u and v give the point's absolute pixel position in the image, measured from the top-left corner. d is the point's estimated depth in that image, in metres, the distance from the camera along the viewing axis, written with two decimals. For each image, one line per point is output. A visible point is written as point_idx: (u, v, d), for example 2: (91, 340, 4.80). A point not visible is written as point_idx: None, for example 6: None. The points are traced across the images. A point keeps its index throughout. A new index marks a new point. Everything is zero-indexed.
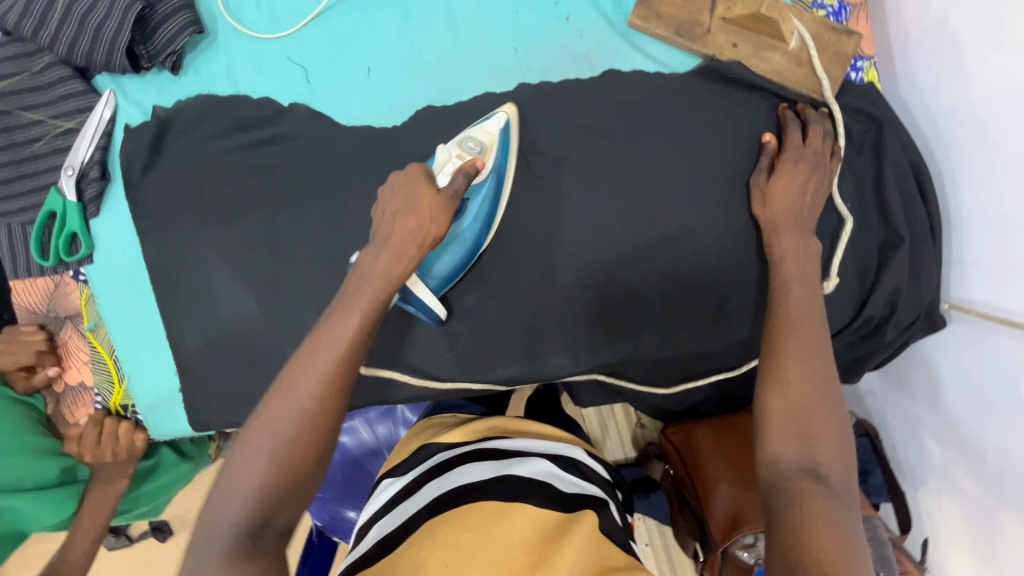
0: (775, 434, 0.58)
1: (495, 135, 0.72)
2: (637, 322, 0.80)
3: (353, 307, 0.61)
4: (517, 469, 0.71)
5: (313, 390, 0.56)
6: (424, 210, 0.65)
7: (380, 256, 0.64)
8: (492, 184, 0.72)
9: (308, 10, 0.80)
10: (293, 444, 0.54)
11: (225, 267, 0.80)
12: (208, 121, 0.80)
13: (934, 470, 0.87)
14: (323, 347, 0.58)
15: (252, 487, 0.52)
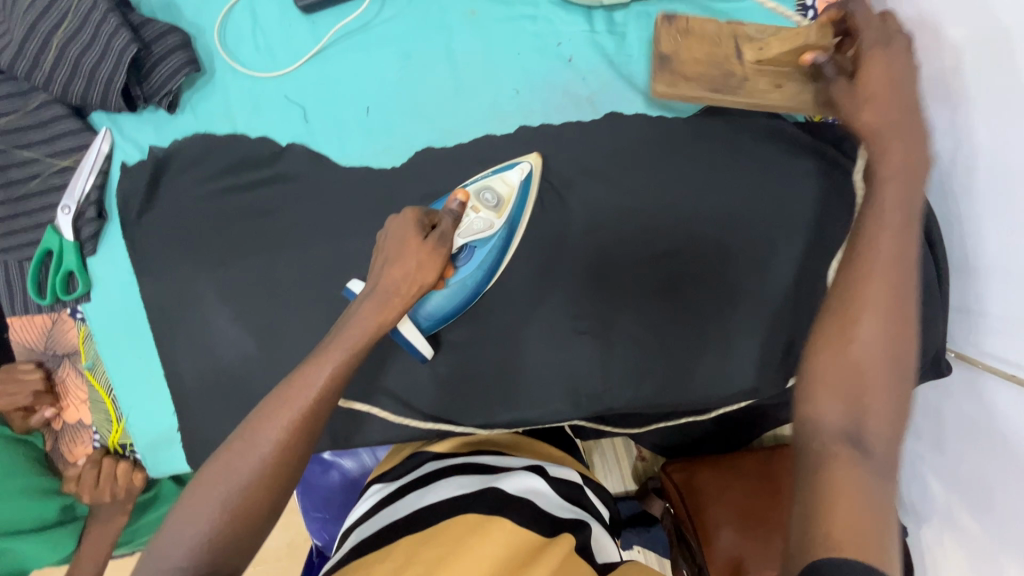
0: (824, 385, 0.47)
1: (514, 187, 0.69)
2: (644, 372, 0.75)
3: (328, 351, 0.56)
4: (502, 485, 0.66)
5: (277, 436, 0.51)
6: (413, 252, 0.59)
7: (366, 303, 0.58)
8: (503, 236, 0.69)
9: (307, 48, 0.77)
10: (245, 494, 0.49)
11: (222, 308, 0.79)
12: (204, 161, 0.78)
13: (936, 508, 0.87)
14: (292, 392, 0.53)
15: (201, 532, 0.47)
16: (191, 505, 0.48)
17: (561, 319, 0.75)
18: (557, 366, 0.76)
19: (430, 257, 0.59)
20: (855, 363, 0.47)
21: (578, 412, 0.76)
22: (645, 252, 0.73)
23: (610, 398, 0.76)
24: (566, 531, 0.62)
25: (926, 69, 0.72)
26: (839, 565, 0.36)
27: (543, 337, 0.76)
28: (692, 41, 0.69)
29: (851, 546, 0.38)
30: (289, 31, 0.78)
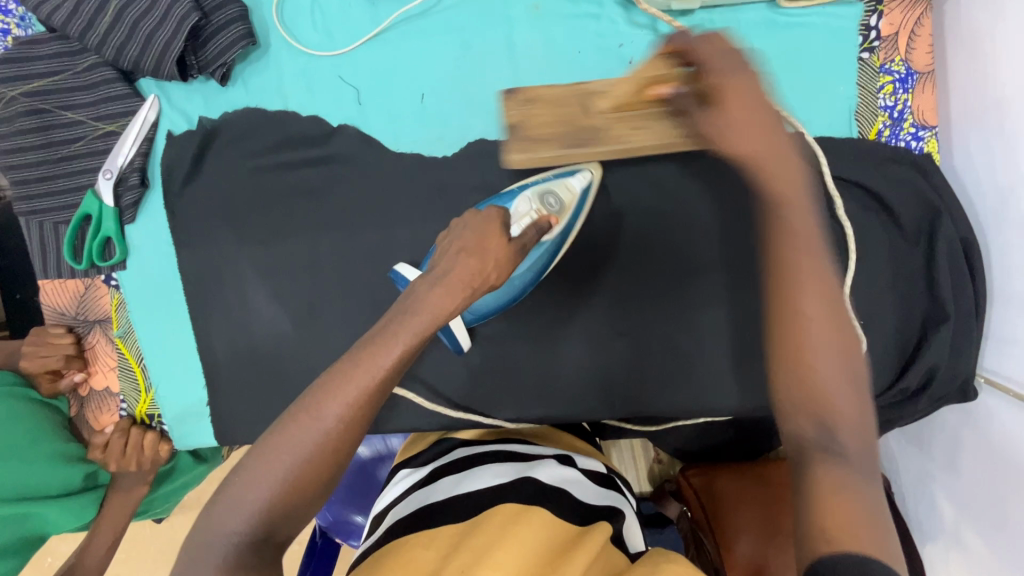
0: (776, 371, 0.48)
1: (575, 194, 0.70)
2: (680, 376, 0.75)
3: (389, 339, 0.49)
4: (537, 474, 0.66)
5: (340, 412, 0.47)
6: (493, 251, 0.53)
7: (435, 287, 0.51)
8: (555, 244, 0.70)
9: (365, 30, 0.76)
10: (305, 467, 0.46)
11: (260, 285, 0.78)
12: (252, 136, 0.77)
13: (943, 528, 0.89)
14: (357, 370, 0.48)
15: (258, 500, 0.45)
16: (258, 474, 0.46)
17: (600, 321, 0.76)
18: (591, 366, 0.77)
19: (504, 259, 0.53)
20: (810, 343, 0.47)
21: (611, 413, 0.76)
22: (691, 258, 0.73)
23: (643, 400, 0.76)
24: (603, 520, 0.62)
25: None
26: (833, 564, 0.38)
27: (582, 337, 0.77)
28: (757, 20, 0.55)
29: (844, 537, 0.39)
30: (347, 11, 0.77)
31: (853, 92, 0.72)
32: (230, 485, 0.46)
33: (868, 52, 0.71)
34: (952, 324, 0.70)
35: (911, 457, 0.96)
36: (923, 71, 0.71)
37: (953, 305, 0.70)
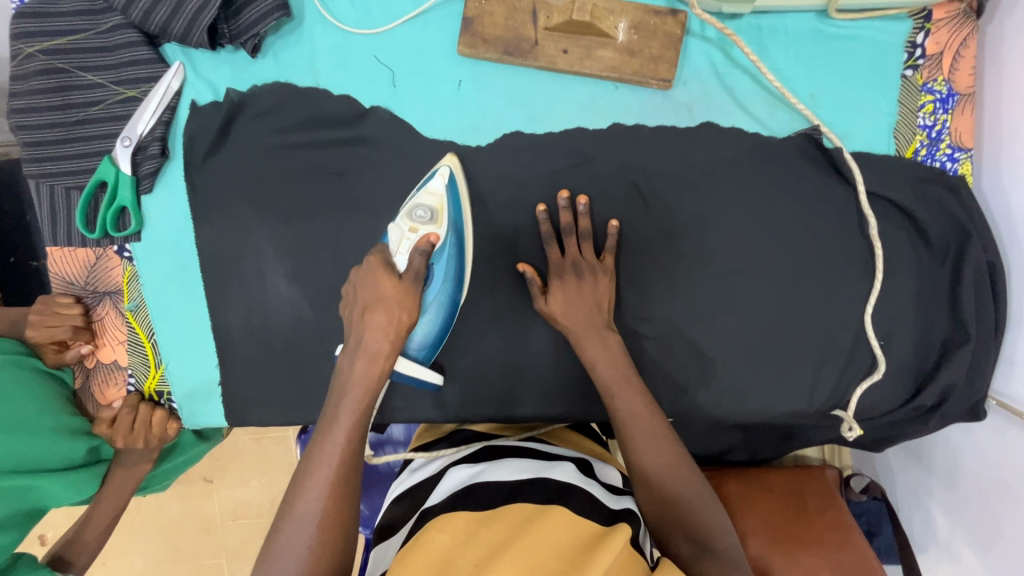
0: (643, 458, 0.65)
1: (443, 196, 0.67)
2: (700, 385, 0.74)
3: (334, 421, 0.57)
4: (556, 474, 0.65)
5: (319, 506, 0.53)
6: (390, 294, 0.60)
7: (356, 361, 0.59)
8: (454, 242, 0.68)
9: (403, 10, 0.74)
10: (323, 544, 0.52)
11: (281, 267, 0.76)
12: (281, 113, 0.74)
13: (937, 540, 0.92)
14: (315, 463, 0.55)
15: None
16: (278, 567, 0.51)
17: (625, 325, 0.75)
18: None
19: (405, 295, 0.60)
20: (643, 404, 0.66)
21: None
22: (721, 267, 0.72)
23: (666, 406, 0.75)
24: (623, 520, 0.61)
25: None
26: None
27: None
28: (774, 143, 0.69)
29: None
30: None
31: (893, 109, 0.71)
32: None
33: (911, 70, 0.71)
34: (971, 346, 0.71)
35: (908, 469, 0.98)
36: (965, 93, 0.70)
37: (974, 328, 0.71)
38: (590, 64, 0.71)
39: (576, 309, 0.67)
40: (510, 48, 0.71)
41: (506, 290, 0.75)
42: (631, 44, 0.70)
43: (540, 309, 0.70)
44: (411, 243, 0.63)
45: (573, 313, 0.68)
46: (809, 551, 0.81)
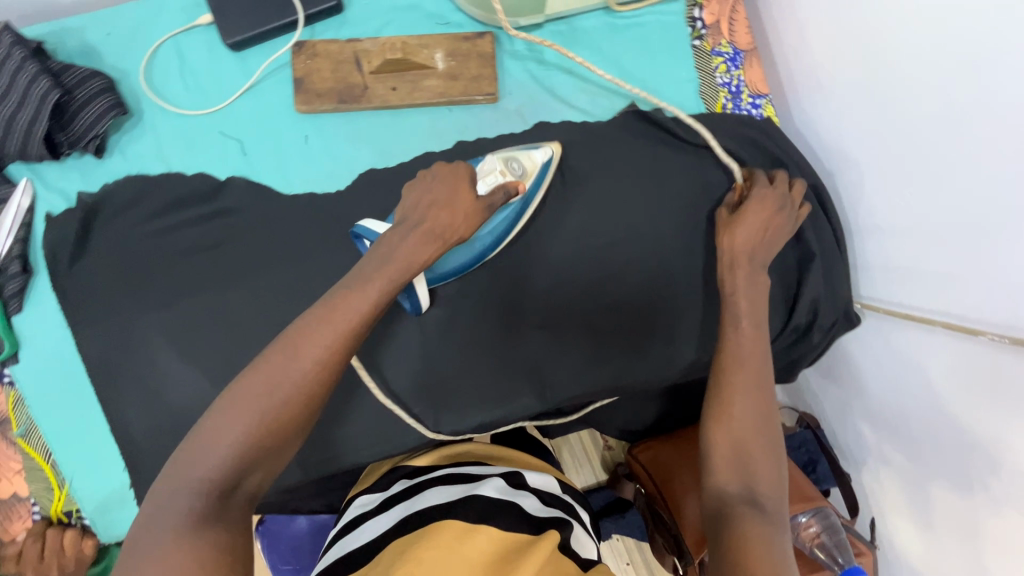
0: (733, 424, 0.61)
1: (536, 164, 0.72)
2: (599, 356, 0.78)
3: (370, 279, 0.58)
4: (486, 489, 0.68)
5: (246, 420, 0.52)
6: (461, 205, 0.62)
7: (410, 236, 0.60)
8: (517, 207, 0.72)
9: (238, 84, 0.78)
10: (272, 418, 0.52)
11: (172, 349, 0.73)
12: (140, 203, 0.76)
13: (870, 450, 0.96)
14: (271, 372, 0.53)
15: (193, 482, 0.50)
16: (221, 429, 0.52)
17: (518, 320, 0.77)
18: (515, 361, 0.77)
19: (473, 214, 0.62)
20: (755, 363, 0.65)
21: (545, 404, 0.78)
22: (587, 246, 0.76)
23: (574, 387, 0.78)
24: (551, 526, 0.65)
25: (802, 65, 0.85)
26: None
27: (503, 337, 0.76)
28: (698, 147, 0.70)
29: None
30: (218, 68, 0.78)
31: (694, 75, 0.81)
32: (170, 464, 0.52)
33: (698, 40, 0.81)
34: (819, 260, 0.79)
35: (829, 391, 1.03)
36: (748, 49, 0.81)
37: (815, 244, 0.79)
38: (419, 94, 0.77)
39: (746, 228, 0.69)
40: (343, 96, 0.76)
41: (397, 315, 0.75)
42: (452, 70, 0.77)
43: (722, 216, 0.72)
44: (497, 182, 0.69)
45: (743, 236, 0.69)
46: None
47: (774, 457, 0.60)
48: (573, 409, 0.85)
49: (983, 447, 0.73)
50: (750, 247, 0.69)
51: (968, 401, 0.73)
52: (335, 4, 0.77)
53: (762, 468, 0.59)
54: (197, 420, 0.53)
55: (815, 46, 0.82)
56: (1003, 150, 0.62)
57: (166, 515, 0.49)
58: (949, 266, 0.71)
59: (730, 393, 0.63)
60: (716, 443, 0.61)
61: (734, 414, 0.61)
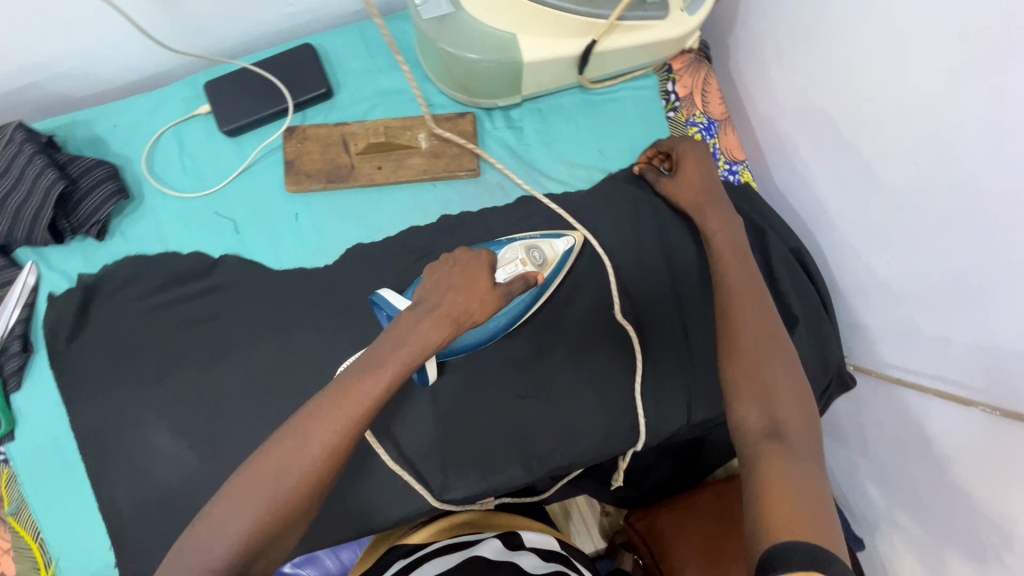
0: (746, 352, 0.65)
1: (557, 252, 0.74)
2: (582, 423, 0.76)
3: (385, 360, 0.58)
4: (483, 551, 0.71)
5: (251, 512, 0.53)
6: (480, 290, 0.60)
7: (424, 320, 0.59)
8: (532, 293, 0.76)
9: (233, 167, 0.82)
10: (278, 507, 0.54)
11: (162, 425, 0.74)
12: (138, 282, 0.79)
13: (882, 515, 0.91)
14: (281, 454, 0.55)
15: (200, 570, 0.52)
16: (226, 517, 0.53)
17: (502, 389, 0.77)
18: (499, 435, 0.76)
19: (488, 300, 0.60)
20: (760, 298, 0.70)
21: (531, 475, 0.75)
22: (567, 318, 0.80)
23: (559, 456, 0.76)
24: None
25: (771, 134, 0.88)
26: (788, 550, 0.50)
27: (486, 409, 0.76)
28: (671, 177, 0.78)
29: (786, 531, 0.52)
30: (215, 153, 0.83)
31: None
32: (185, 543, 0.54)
33: (673, 112, 0.84)
34: (804, 324, 0.78)
35: (834, 451, 0.99)
36: (722, 118, 0.84)
37: (798, 308, 0.78)
38: (403, 172, 0.80)
39: (693, 180, 0.76)
40: (331, 176, 0.80)
41: None
42: (434, 148, 0.80)
43: (665, 181, 0.79)
44: (516, 271, 0.70)
45: (722, 238, 0.74)
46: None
47: (794, 376, 0.64)
48: (567, 475, 0.84)
49: (995, 518, 0.69)
50: (703, 193, 0.76)
51: (976, 469, 0.70)
52: (325, 91, 0.82)
53: (783, 388, 0.63)
54: (211, 496, 0.55)
55: (778, 119, 0.86)
56: (977, 220, 0.62)
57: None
58: (934, 329, 0.70)
59: (740, 327, 0.67)
60: (732, 372, 0.65)
61: (743, 348, 0.66)
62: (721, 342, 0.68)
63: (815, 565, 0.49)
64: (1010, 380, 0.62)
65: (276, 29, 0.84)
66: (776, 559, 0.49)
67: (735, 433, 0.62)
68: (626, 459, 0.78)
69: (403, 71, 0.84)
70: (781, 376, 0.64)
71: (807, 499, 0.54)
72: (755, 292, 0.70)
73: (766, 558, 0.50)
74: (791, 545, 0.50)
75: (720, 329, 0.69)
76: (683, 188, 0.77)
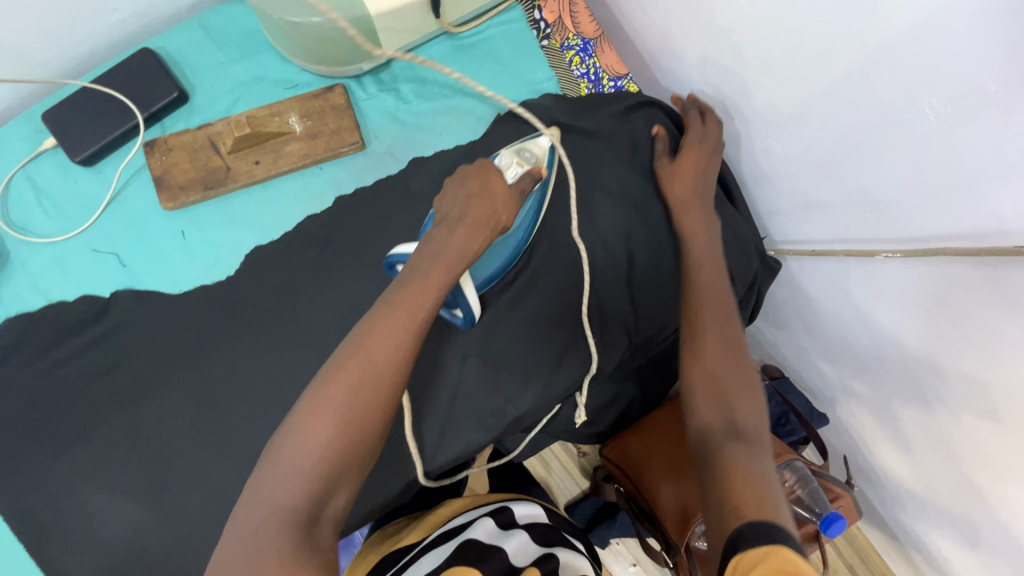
0: (704, 353, 0.65)
1: (542, 147, 0.72)
2: (527, 370, 0.76)
3: (430, 272, 0.58)
4: (475, 533, 0.72)
5: (324, 435, 0.49)
6: (499, 196, 0.62)
7: (457, 230, 0.60)
8: (537, 196, 0.75)
9: (101, 197, 0.76)
10: (349, 427, 0.50)
11: (98, 482, 0.70)
12: (29, 342, 0.72)
13: (835, 387, 0.95)
14: (346, 369, 0.52)
15: (272, 509, 0.47)
16: (300, 447, 0.49)
17: (439, 358, 0.75)
18: (447, 402, 0.74)
19: (509, 199, 0.63)
20: (720, 296, 0.70)
21: (490, 434, 0.74)
22: None
23: (512, 408, 0.75)
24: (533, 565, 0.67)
25: (644, 44, 0.87)
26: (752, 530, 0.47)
27: (427, 381, 0.74)
28: (682, 167, 0.77)
29: (753, 510, 0.48)
30: (78, 187, 0.76)
31: (550, 74, 0.83)
32: (251, 483, 0.49)
33: (546, 39, 0.83)
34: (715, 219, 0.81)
35: (781, 339, 1.01)
36: (595, 36, 0.82)
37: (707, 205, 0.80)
38: (284, 161, 0.76)
39: (685, 177, 0.76)
40: (208, 183, 0.75)
41: None
42: (310, 129, 0.76)
43: (660, 168, 0.78)
44: (518, 173, 0.69)
45: (696, 225, 0.75)
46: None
47: (748, 375, 0.64)
48: (536, 424, 0.84)
49: (928, 361, 0.72)
50: (691, 194, 0.76)
51: (905, 318, 0.72)
52: (177, 95, 0.76)
53: (738, 384, 0.62)
54: (273, 435, 0.51)
55: (643, 28, 0.85)
56: (844, 73, 0.62)
57: (251, 548, 0.46)
58: (836, 195, 0.71)
59: (701, 330, 0.67)
60: (689, 373, 0.65)
61: (707, 348, 0.65)
62: (685, 346, 0.67)
63: (777, 540, 0.45)
64: (911, 222, 0.64)
65: (108, 40, 0.77)
66: (738, 542, 0.46)
67: (699, 440, 0.59)
68: (581, 395, 0.78)
69: (258, 56, 0.79)
70: (740, 368, 0.64)
71: (770, 487, 0.51)
72: (706, 300, 0.69)
73: (731, 543, 0.47)
74: (753, 524, 0.47)
75: (682, 362, 0.67)
76: (676, 172, 0.77)
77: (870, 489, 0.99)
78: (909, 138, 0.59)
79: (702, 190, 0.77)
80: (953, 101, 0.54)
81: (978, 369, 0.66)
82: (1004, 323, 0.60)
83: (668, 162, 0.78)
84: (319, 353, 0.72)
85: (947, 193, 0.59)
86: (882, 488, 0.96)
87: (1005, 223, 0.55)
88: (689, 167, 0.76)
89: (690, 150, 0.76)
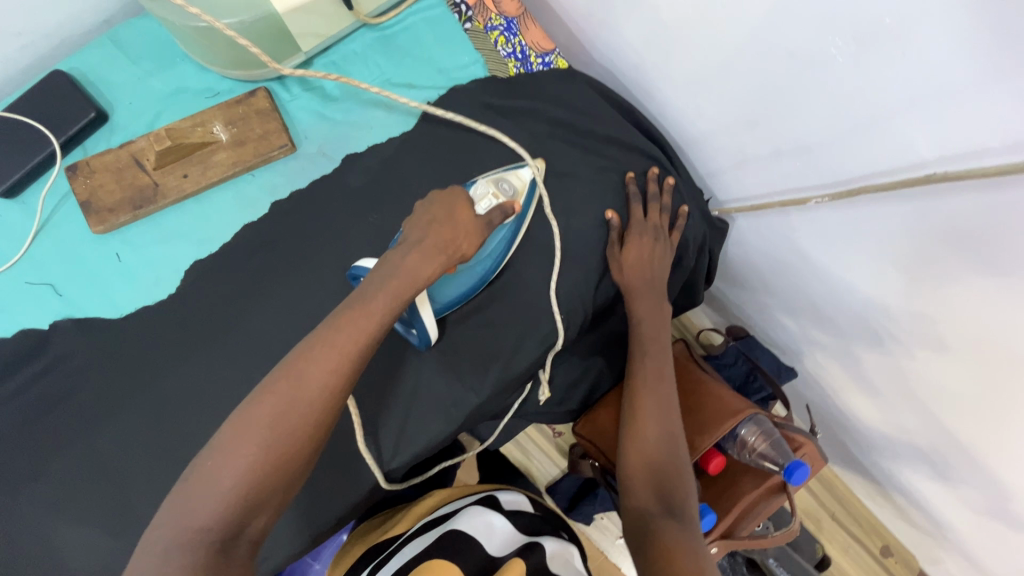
0: (643, 425, 0.71)
1: (524, 181, 0.73)
2: (484, 355, 0.75)
3: (374, 296, 0.56)
4: (459, 523, 0.71)
5: (247, 462, 0.48)
6: (439, 213, 0.61)
7: (409, 255, 0.59)
8: (512, 227, 0.74)
9: (28, 228, 0.74)
10: (277, 454, 0.49)
11: (56, 517, 0.68)
12: None
13: (798, 338, 0.96)
14: (281, 390, 0.51)
15: (190, 525, 0.46)
16: (222, 467, 0.48)
17: (394, 353, 0.75)
18: (406, 396, 0.74)
19: (472, 232, 0.62)
20: (654, 365, 0.76)
21: (453, 424, 0.74)
22: None
23: (473, 396, 0.74)
24: (515, 552, 0.67)
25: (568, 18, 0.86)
26: None
27: (383, 378, 0.74)
28: (631, 253, 0.76)
29: None
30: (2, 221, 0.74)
31: (476, 57, 0.81)
32: (174, 492, 0.48)
33: (469, 22, 0.82)
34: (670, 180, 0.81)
35: (743, 298, 1.01)
36: (518, 14, 0.82)
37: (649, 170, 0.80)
38: (213, 172, 0.74)
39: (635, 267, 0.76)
40: (137, 202, 0.73)
41: None
42: (236, 136, 0.75)
43: (612, 257, 0.77)
44: (490, 204, 0.70)
45: (643, 307, 0.77)
46: (711, 427, 0.79)
47: (677, 441, 0.70)
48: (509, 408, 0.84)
49: (876, 301, 0.73)
50: (643, 280, 0.77)
51: (847, 261, 0.73)
52: (95, 114, 0.74)
53: (655, 436, 0.70)
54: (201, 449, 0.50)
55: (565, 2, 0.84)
56: (754, 23, 0.62)
57: (160, 561, 0.45)
58: (765, 147, 0.72)
59: (639, 400, 0.74)
60: (633, 460, 0.69)
61: (645, 425, 0.71)
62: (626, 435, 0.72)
63: None
64: (838, 164, 0.65)
65: (18, 67, 0.75)
66: None
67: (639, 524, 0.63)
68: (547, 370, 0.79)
69: (176, 68, 0.78)
70: (662, 427, 0.71)
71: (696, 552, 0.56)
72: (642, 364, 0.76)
73: None
74: None
75: (625, 442, 0.72)
76: (627, 267, 0.76)
77: (844, 436, 1.00)
78: (822, 80, 0.60)
79: (652, 266, 0.77)
80: (855, 39, 0.54)
81: (923, 303, 0.67)
82: (942, 252, 0.61)
83: (618, 255, 0.76)
84: (269, 361, 0.71)
85: (866, 130, 0.60)
86: (855, 433, 0.97)
87: (918, 154, 0.57)
88: (646, 272, 0.76)
89: (638, 224, 0.76)
